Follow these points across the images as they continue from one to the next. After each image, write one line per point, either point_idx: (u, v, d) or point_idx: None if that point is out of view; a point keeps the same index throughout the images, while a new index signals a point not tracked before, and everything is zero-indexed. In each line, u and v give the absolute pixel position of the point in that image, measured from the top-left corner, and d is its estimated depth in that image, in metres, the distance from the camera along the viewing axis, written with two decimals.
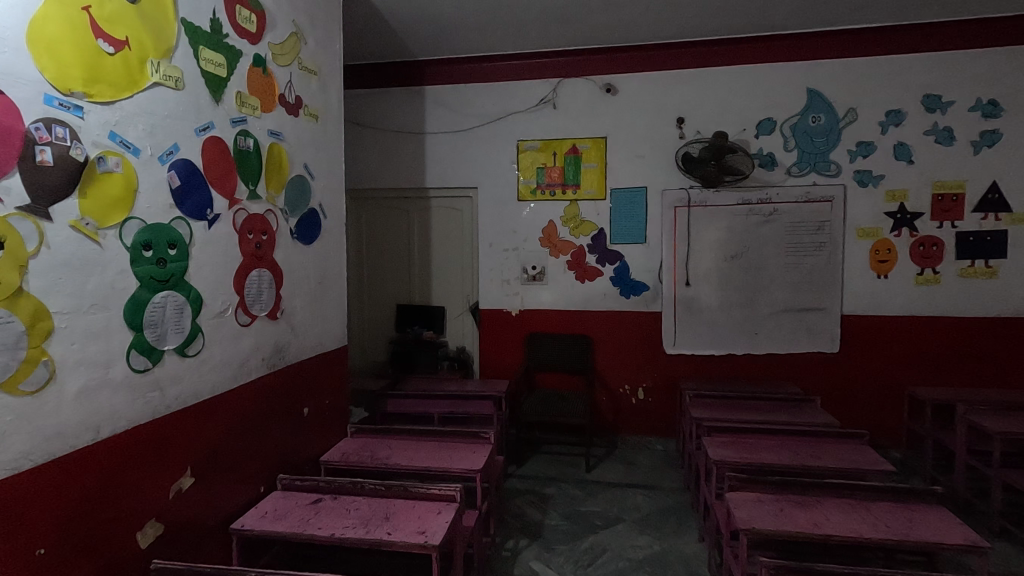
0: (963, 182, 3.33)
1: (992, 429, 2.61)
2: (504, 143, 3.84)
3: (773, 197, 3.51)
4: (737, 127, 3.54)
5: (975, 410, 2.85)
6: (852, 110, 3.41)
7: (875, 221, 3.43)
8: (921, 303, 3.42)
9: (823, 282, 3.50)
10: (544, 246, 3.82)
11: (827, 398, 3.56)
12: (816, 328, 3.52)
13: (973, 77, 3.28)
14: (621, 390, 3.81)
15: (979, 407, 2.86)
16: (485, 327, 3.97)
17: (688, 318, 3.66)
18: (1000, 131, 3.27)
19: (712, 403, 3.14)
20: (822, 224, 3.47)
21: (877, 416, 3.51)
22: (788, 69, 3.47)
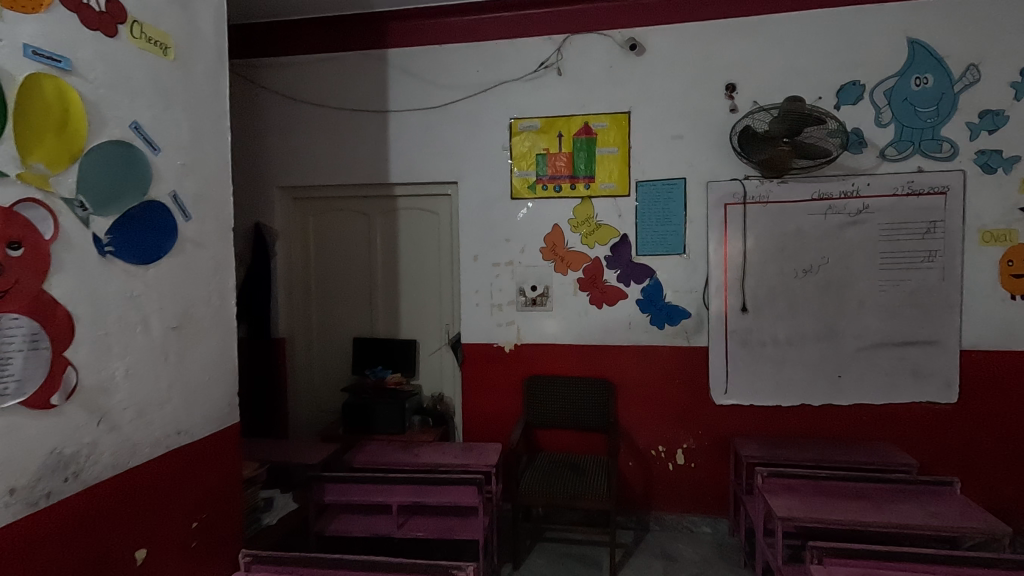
0: None
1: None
2: (491, 123, 2.88)
3: (862, 188, 2.54)
4: (809, 94, 2.58)
5: None
6: (972, 67, 2.45)
7: (1007, 221, 2.45)
8: None
9: (935, 306, 2.51)
10: (546, 260, 2.85)
11: (942, 467, 2.56)
12: (925, 370, 2.53)
13: None
14: (652, 451, 2.82)
15: None
16: (468, 367, 2.97)
17: (745, 356, 2.68)
18: None
19: (796, 488, 2.14)
20: (932, 225, 2.50)
21: (1013, 492, 2.50)
22: (881, 13, 2.51)
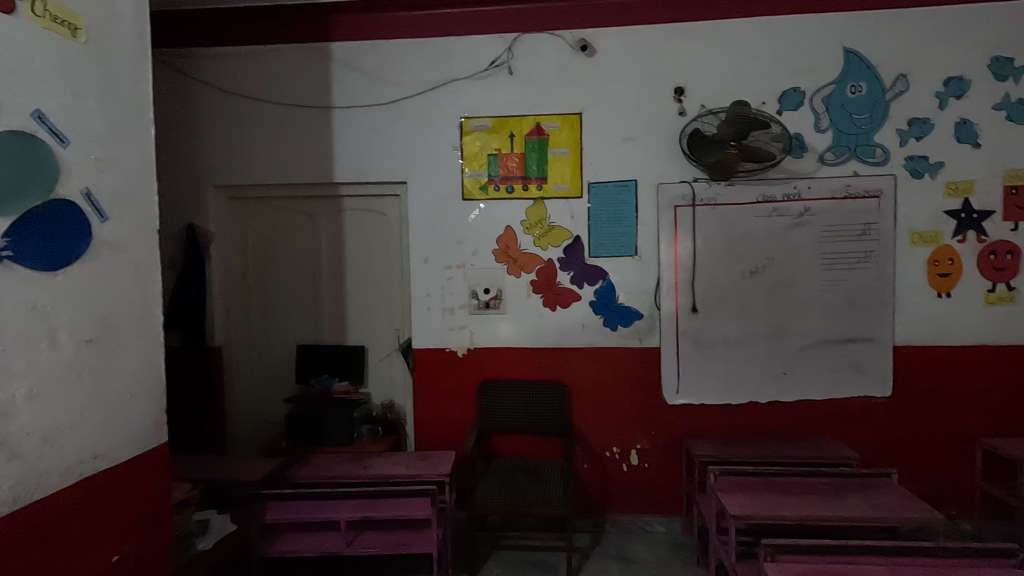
0: None
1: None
2: (441, 122, 2.80)
3: (804, 191, 2.62)
4: (753, 100, 2.64)
5: None
6: (901, 76, 2.57)
7: (934, 223, 2.59)
8: (995, 329, 2.58)
9: (871, 304, 2.62)
10: (499, 262, 2.80)
11: (879, 458, 2.67)
12: (864, 365, 2.64)
13: None
14: (608, 453, 2.81)
15: None
16: (420, 373, 2.87)
17: (696, 356, 2.71)
18: None
19: (749, 485, 2.17)
20: (867, 227, 2.61)
21: (943, 480, 2.65)
22: (819, 23, 2.60)
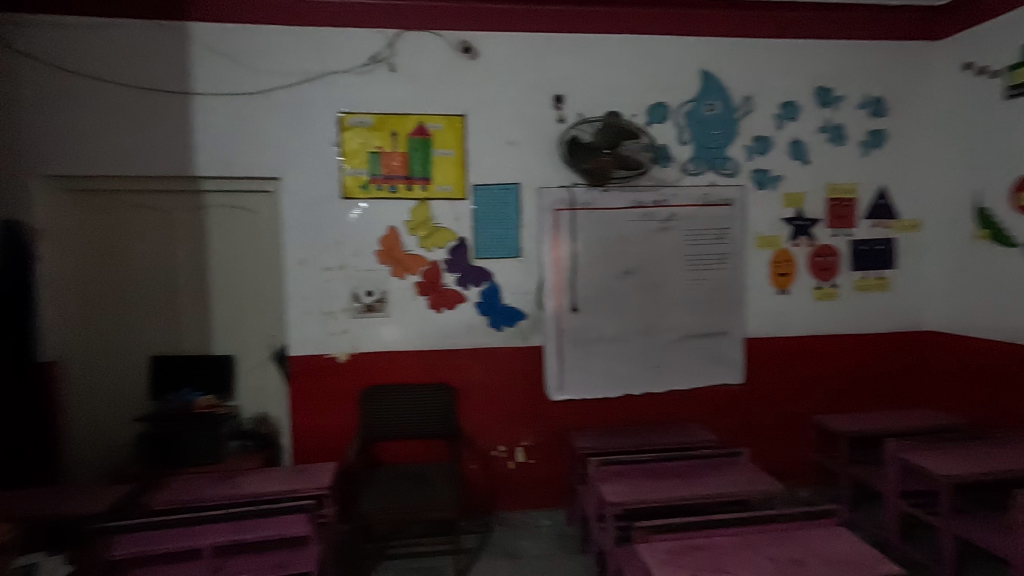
0: (855, 186, 2.93)
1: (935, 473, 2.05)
2: (318, 116, 2.65)
3: (669, 198, 2.84)
4: (625, 111, 2.82)
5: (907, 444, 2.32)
6: (748, 99, 2.88)
7: (775, 228, 2.92)
8: (823, 322, 2.97)
9: (726, 301, 2.91)
10: (382, 263, 2.72)
11: (735, 438, 2.97)
12: (721, 356, 2.93)
13: (864, 71, 2.90)
14: (495, 452, 2.85)
15: (911, 442, 2.32)
16: (297, 382, 2.71)
17: (577, 352, 2.84)
18: (886, 130, 2.93)
19: (624, 473, 2.31)
20: (723, 232, 2.89)
21: (785, 453, 3.01)
22: (680, 45, 2.84)
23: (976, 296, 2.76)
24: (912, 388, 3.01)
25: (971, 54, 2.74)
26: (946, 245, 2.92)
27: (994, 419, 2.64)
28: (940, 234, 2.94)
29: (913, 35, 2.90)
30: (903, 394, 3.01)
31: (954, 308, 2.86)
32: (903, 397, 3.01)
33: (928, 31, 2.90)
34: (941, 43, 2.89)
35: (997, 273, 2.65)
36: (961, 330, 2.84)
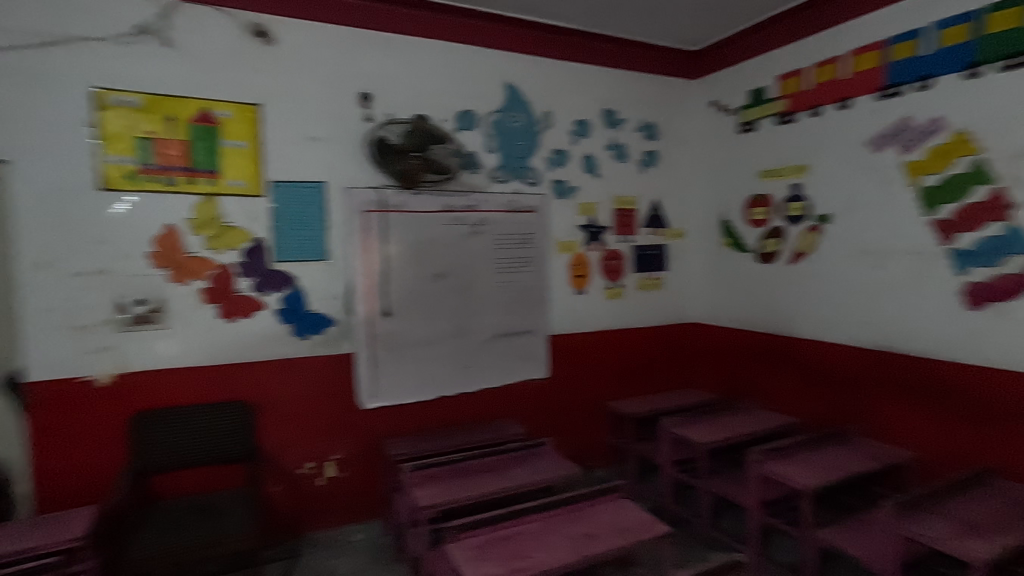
0: (636, 199, 3.31)
1: (695, 441, 2.44)
2: (63, 89, 2.19)
3: (478, 204, 2.93)
4: (434, 116, 2.83)
5: (675, 420, 2.70)
6: (547, 114, 3.07)
7: (571, 234, 3.17)
8: (613, 319, 3.30)
9: (532, 302, 3.09)
10: (156, 268, 2.34)
11: (541, 429, 3.17)
12: (529, 353, 3.10)
13: (642, 98, 3.29)
14: (303, 469, 2.65)
15: (679, 418, 2.71)
16: (38, 413, 2.19)
17: (389, 357, 2.78)
18: (657, 152, 3.35)
19: (437, 475, 2.32)
20: (528, 237, 3.05)
21: (584, 438, 3.29)
22: (485, 56, 2.93)
23: (724, 294, 3.25)
24: (683, 374, 3.46)
25: (715, 93, 3.24)
26: (703, 252, 3.42)
27: (733, 393, 3.18)
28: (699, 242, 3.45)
29: (674, 72, 3.35)
30: (676, 379, 3.45)
31: (710, 304, 3.37)
32: (677, 382, 3.45)
33: (684, 71, 3.38)
34: (694, 82, 3.39)
35: (736, 274, 3.16)
36: (716, 322, 3.35)
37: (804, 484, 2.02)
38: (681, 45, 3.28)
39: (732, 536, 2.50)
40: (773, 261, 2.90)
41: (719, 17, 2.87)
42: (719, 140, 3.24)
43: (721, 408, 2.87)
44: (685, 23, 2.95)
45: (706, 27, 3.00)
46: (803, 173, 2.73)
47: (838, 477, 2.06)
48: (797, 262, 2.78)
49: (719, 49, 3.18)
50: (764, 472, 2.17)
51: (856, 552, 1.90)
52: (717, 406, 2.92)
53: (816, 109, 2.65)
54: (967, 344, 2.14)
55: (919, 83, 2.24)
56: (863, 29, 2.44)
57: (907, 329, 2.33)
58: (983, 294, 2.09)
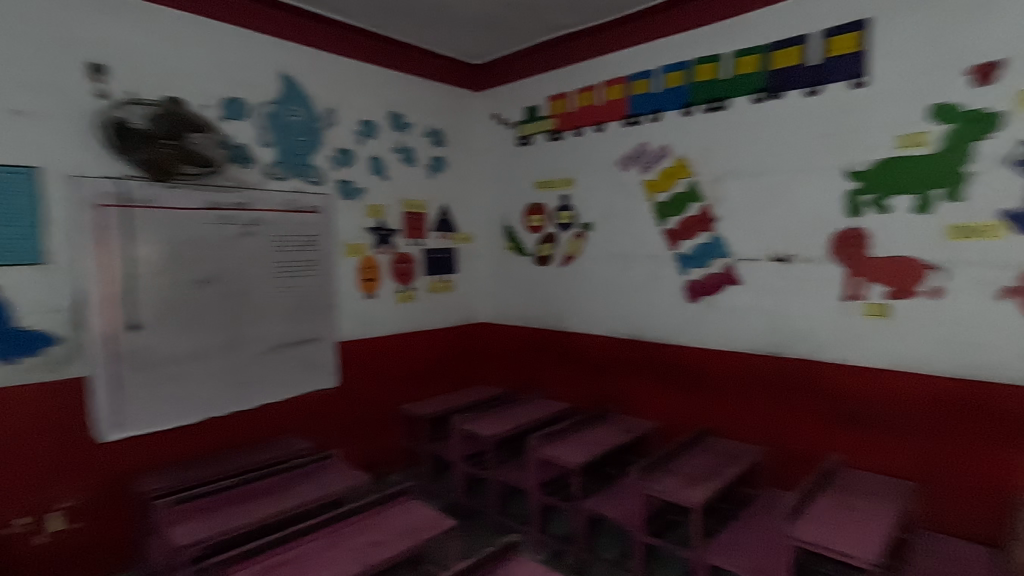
0: (425, 203, 3.33)
1: (483, 434, 2.57)
2: None
3: (251, 201, 2.63)
4: (192, 100, 2.49)
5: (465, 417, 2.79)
6: (330, 110, 2.93)
7: (359, 236, 3.04)
8: (405, 323, 3.25)
9: (317, 308, 2.87)
10: None
11: (331, 443, 2.96)
12: (315, 362, 2.88)
13: (427, 105, 3.34)
14: (11, 527, 2.09)
15: (468, 414, 2.82)
16: None
17: (137, 379, 2.34)
18: (445, 159, 3.43)
19: (202, 508, 2.05)
20: (311, 238, 2.84)
21: (379, 447, 3.16)
22: (256, 42, 2.67)
23: (508, 295, 3.47)
24: (473, 371, 3.54)
25: (497, 106, 3.45)
26: (489, 254, 3.58)
27: (517, 385, 3.41)
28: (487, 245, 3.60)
29: (459, 83, 3.48)
30: (467, 377, 3.51)
31: (497, 304, 3.56)
32: (468, 380, 3.52)
33: (470, 83, 3.53)
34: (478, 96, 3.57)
35: (517, 277, 3.40)
36: (504, 319, 3.52)
37: (573, 462, 2.27)
38: (465, 58, 3.42)
39: (517, 518, 2.68)
40: (548, 263, 3.20)
41: (497, 36, 3.06)
42: (501, 151, 3.46)
43: (507, 402, 3.05)
44: (467, 37, 3.07)
45: (486, 44, 3.17)
46: (570, 186, 3.06)
47: (599, 452, 2.37)
48: (567, 264, 3.10)
49: (498, 65, 3.38)
50: (542, 456, 2.38)
51: (613, 515, 2.19)
52: (503, 399, 3.09)
53: (579, 129, 3.01)
54: (688, 331, 2.63)
55: (653, 115, 2.69)
56: (609, 64, 2.85)
57: (648, 320, 2.77)
58: (697, 291, 2.58)
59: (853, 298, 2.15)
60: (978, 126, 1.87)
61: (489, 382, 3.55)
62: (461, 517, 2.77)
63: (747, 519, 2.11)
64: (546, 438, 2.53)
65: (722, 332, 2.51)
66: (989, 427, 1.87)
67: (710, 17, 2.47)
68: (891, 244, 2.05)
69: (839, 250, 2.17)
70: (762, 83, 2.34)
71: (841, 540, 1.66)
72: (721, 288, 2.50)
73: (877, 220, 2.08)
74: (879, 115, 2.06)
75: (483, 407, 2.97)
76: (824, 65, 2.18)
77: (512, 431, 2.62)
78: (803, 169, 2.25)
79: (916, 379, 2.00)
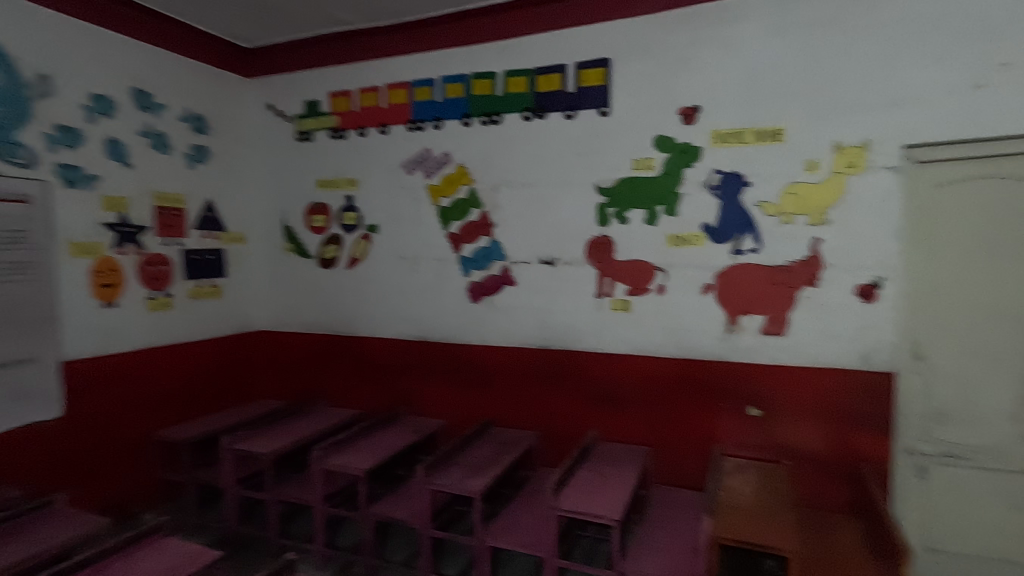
0: (183, 197, 2.89)
1: (260, 453, 2.35)
2: None
3: None
4: None
5: (239, 437, 2.49)
6: (44, 78, 2.32)
7: (92, 234, 2.49)
8: (158, 337, 2.76)
9: (27, 324, 2.26)
10: None
11: (51, 490, 2.35)
12: (26, 394, 2.25)
13: (185, 85, 2.89)
14: None
15: (242, 432, 2.53)
16: None
17: None
18: (208, 148, 3.02)
19: None
20: (17, 235, 2.23)
21: (122, 486, 2.62)
22: None
23: (288, 300, 3.22)
24: (245, 385, 3.20)
25: (272, 97, 3.17)
26: (263, 257, 3.28)
27: (299, 396, 3.19)
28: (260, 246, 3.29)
29: (226, 66, 3.09)
30: (238, 392, 3.16)
31: (274, 311, 3.27)
32: (240, 395, 3.17)
33: (239, 66, 3.17)
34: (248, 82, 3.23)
35: (298, 280, 3.18)
36: (281, 327, 3.27)
37: (361, 468, 2.22)
38: (233, 38, 3.05)
39: (300, 538, 2.51)
40: (332, 266, 3.07)
41: (272, 22, 2.81)
42: (276, 145, 3.20)
43: (288, 414, 2.83)
44: (236, 16, 2.75)
45: (259, 28, 2.89)
46: (354, 187, 2.99)
47: (387, 455, 2.35)
48: (353, 267, 3.02)
49: (273, 52, 3.11)
50: (327, 467, 2.27)
51: (402, 517, 2.19)
52: (283, 413, 2.85)
53: (363, 130, 2.95)
54: (470, 330, 2.77)
55: (435, 122, 2.78)
56: (393, 67, 2.86)
57: (434, 322, 2.85)
58: (478, 292, 2.74)
59: (603, 296, 2.51)
60: (686, 156, 2.34)
61: (265, 396, 3.26)
62: (233, 548, 2.48)
63: (523, 499, 2.31)
64: (333, 448, 2.41)
65: (501, 330, 2.71)
66: (696, 396, 2.35)
67: (484, 36, 2.65)
68: (630, 250, 2.45)
69: (592, 254, 2.51)
70: (529, 102, 2.59)
71: (595, 505, 1.93)
72: (499, 289, 2.69)
73: (619, 229, 2.46)
74: (618, 140, 2.45)
75: (261, 423, 2.70)
76: (577, 93, 2.51)
77: (293, 445, 2.45)
78: (564, 183, 2.55)
79: (647, 361, 2.42)
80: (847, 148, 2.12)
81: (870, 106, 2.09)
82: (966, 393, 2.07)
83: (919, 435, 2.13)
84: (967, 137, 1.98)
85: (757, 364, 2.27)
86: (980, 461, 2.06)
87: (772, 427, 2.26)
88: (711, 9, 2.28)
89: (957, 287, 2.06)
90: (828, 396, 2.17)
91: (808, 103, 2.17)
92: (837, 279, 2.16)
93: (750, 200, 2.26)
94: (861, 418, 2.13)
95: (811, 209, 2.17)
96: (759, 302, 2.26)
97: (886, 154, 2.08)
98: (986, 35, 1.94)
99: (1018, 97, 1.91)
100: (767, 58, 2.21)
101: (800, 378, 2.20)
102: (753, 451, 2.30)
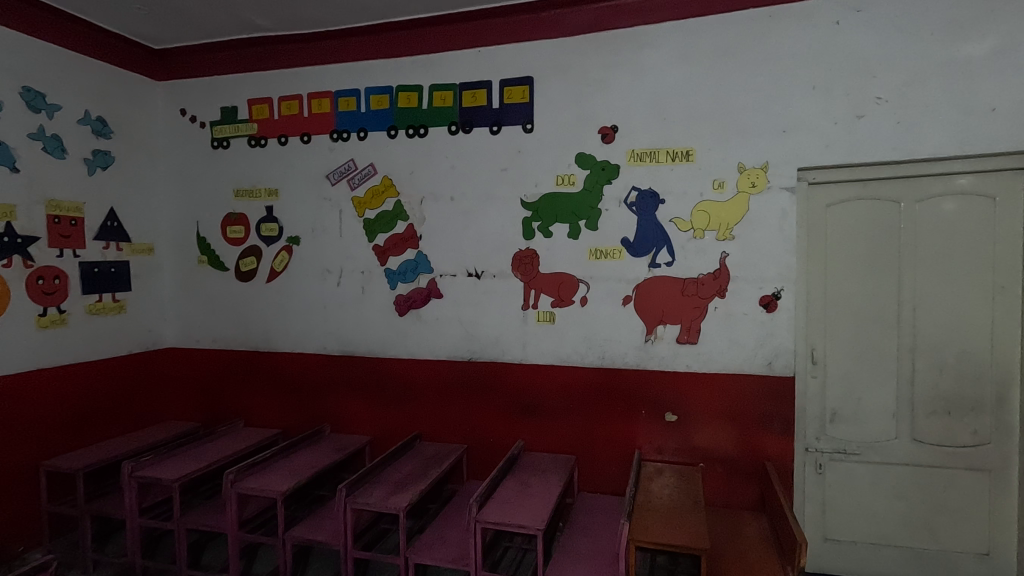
0: (81, 205, 2.67)
1: (167, 480, 2.20)
2: None
3: None
4: None
5: (143, 463, 2.32)
6: None
7: None
8: (49, 357, 2.52)
9: None
10: None
11: None
12: None
13: (85, 85, 2.69)
14: None
15: (146, 458, 2.36)
16: None
17: None
18: (111, 153, 2.82)
19: None
20: None
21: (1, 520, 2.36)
22: None
23: (200, 315, 3.05)
24: (151, 405, 2.99)
25: (186, 101, 3.01)
26: (174, 269, 3.09)
27: (212, 416, 3.01)
28: (169, 258, 3.09)
29: (132, 67, 2.91)
30: (143, 413, 2.94)
31: (186, 327, 3.08)
32: (144, 416, 2.95)
33: (147, 68, 2.98)
34: (159, 85, 3.05)
35: (212, 293, 3.02)
36: (192, 343, 3.08)
37: (278, 491, 2.13)
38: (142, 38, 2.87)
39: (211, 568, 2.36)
40: (251, 279, 2.94)
41: (187, 24, 2.68)
42: (189, 151, 3.03)
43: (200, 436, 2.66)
44: (146, 16, 2.60)
45: (171, 29, 2.74)
46: (274, 197, 2.89)
47: (308, 476, 2.27)
48: (272, 280, 2.90)
49: (187, 55, 2.96)
50: (241, 491, 2.16)
51: (323, 539, 2.12)
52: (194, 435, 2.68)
53: (284, 138, 2.86)
54: (396, 344, 2.73)
55: (359, 133, 2.74)
56: (317, 77, 2.80)
57: (359, 336, 2.79)
58: (404, 305, 2.71)
59: (529, 308, 2.55)
60: (605, 173, 2.44)
61: (172, 417, 3.06)
62: None
63: (450, 514, 2.29)
64: (250, 471, 2.29)
65: (427, 343, 2.69)
66: (617, 403, 2.44)
67: (409, 50, 2.65)
68: (554, 263, 2.51)
69: (517, 267, 2.56)
70: (455, 117, 2.61)
71: (519, 515, 1.95)
72: (426, 302, 2.68)
73: (544, 243, 2.52)
74: (541, 157, 2.52)
75: (167, 447, 2.52)
76: (502, 109, 2.56)
77: (204, 470, 2.30)
78: (489, 197, 2.58)
79: (572, 371, 2.49)
80: (749, 169, 2.29)
81: (767, 131, 2.27)
82: (854, 394, 2.27)
83: (815, 433, 2.31)
84: (849, 161, 2.20)
85: (671, 371, 2.38)
86: (866, 455, 2.27)
87: (687, 431, 2.37)
88: (626, 34, 2.41)
89: (845, 297, 2.27)
90: (737, 400, 2.31)
91: (714, 127, 2.32)
92: (742, 289, 2.31)
93: (665, 216, 2.38)
94: (765, 420, 2.29)
95: (719, 225, 2.32)
96: (673, 312, 2.38)
97: (783, 175, 2.26)
98: (864, 74, 2.16)
99: (890, 127, 2.14)
100: (677, 83, 2.35)
101: (710, 384, 2.34)
102: (671, 455, 2.40)
